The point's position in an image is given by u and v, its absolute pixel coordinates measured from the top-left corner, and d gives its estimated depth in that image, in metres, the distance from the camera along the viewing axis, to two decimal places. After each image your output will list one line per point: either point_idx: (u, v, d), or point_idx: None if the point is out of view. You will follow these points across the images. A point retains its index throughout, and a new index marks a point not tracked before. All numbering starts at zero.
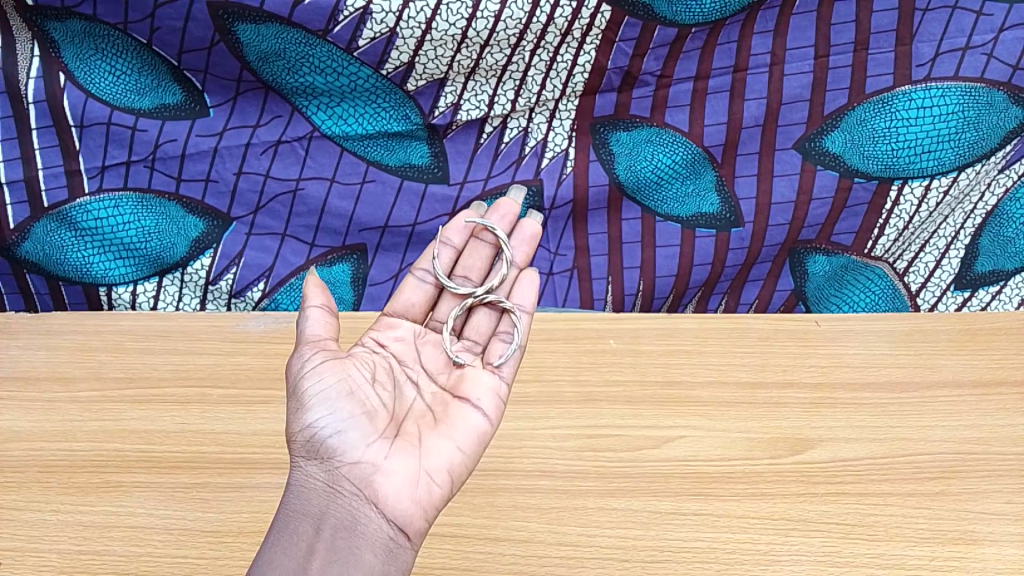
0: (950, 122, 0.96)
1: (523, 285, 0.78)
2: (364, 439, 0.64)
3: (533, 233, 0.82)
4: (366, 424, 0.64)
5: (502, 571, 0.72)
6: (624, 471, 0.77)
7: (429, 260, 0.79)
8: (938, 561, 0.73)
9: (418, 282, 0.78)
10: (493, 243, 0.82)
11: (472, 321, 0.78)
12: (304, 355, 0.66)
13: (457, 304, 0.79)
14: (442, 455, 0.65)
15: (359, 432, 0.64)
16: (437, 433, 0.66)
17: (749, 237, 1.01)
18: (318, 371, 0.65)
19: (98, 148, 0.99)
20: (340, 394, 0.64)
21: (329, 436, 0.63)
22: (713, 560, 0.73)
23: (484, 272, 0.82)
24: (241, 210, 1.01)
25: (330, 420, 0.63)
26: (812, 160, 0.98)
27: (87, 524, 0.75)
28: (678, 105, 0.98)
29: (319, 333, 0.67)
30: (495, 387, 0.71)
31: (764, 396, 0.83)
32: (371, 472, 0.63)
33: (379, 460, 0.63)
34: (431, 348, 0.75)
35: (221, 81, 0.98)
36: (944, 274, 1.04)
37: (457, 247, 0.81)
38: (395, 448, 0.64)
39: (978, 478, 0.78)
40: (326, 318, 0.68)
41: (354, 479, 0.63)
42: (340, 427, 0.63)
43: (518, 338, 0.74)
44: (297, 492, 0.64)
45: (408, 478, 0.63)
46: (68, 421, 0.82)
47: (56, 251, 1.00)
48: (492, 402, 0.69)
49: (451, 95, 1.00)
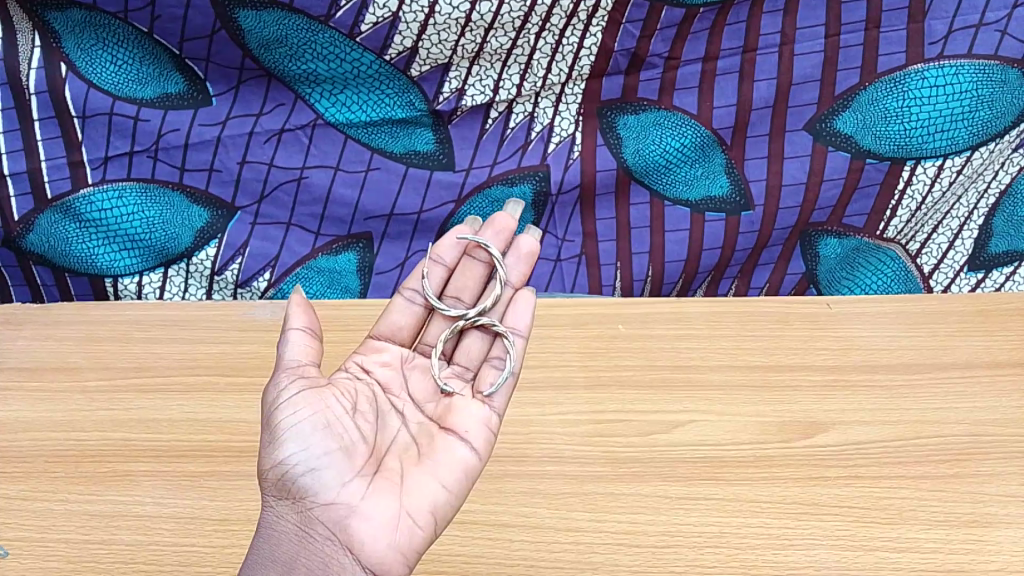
0: (963, 100, 0.95)
1: (518, 309, 0.76)
2: (339, 479, 0.63)
3: (531, 251, 0.80)
4: (341, 462, 0.63)
5: (512, 557, 0.71)
6: (635, 456, 0.76)
7: (419, 279, 0.77)
8: (953, 543, 0.72)
9: (406, 303, 0.77)
10: (487, 261, 0.80)
11: (463, 345, 0.77)
12: (282, 383, 0.65)
13: (448, 326, 0.77)
14: (423, 495, 0.64)
15: (333, 472, 0.63)
16: (419, 471, 0.65)
17: (759, 221, 0.99)
18: (293, 402, 0.64)
19: (101, 139, 0.98)
20: (314, 429, 0.63)
21: (301, 475, 0.62)
22: (725, 545, 0.71)
23: (478, 291, 0.80)
24: (245, 200, 1.00)
25: (304, 458, 0.62)
26: (824, 141, 0.97)
27: (94, 514, 0.75)
28: (687, 87, 0.97)
29: (299, 358, 0.67)
30: (485, 419, 0.70)
31: (776, 379, 0.82)
32: (346, 514, 0.62)
33: (355, 501, 0.62)
34: (418, 373, 0.74)
35: (223, 69, 0.97)
36: (957, 255, 1.02)
37: (449, 266, 0.80)
38: (373, 488, 0.63)
39: (994, 460, 0.77)
40: (308, 341, 0.68)
41: (329, 522, 0.62)
42: (315, 466, 0.62)
43: (511, 364, 0.72)
44: (272, 530, 0.63)
45: (386, 522, 0.62)
46: (75, 410, 0.81)
47: (62, 243, 1.00)
48: (481, 435, 0.68)
49: (456, 80, 0.98)
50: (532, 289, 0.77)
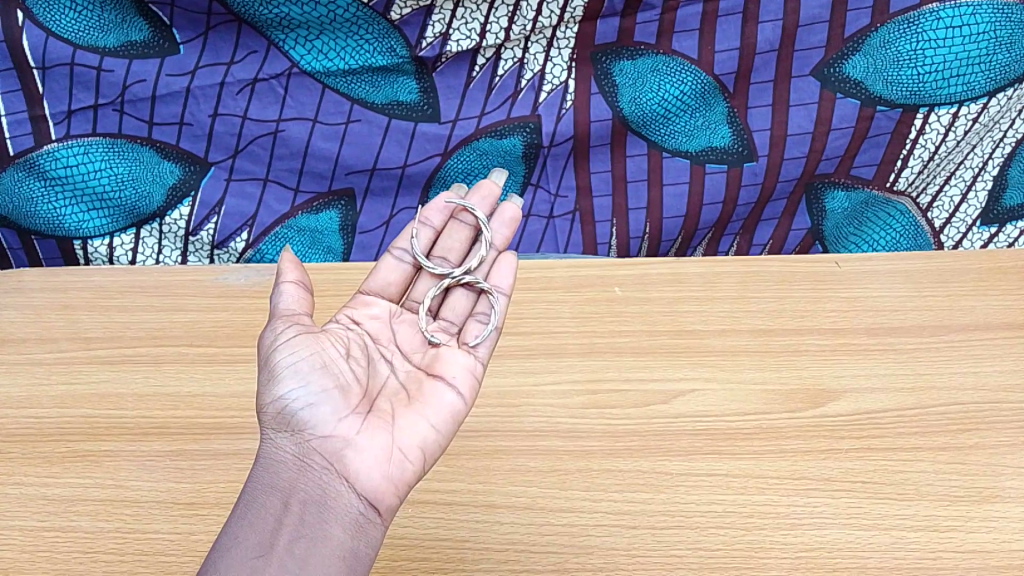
0: (981, 42, 0.88)
1: (501, 266, 0.71)
2: (336, 414, 0.57)
3: (515, 218, 0.75)
4: (338, 399, 0.58)
5: (500, 541, 0.66)
6: (632, 429, 0.72)
7: (408, 239, 0.71)
8: (974, 521, 0.67)
9: (395, 261, 0.71)
10: (474, 225, 0.75)
11: (449, 301, 0.71)
12: (278, 328, 0.59)
13: (435, 284, 0.72)
14: (416, 430, 0.58)
15: (330, 407, 0.57)
16: (411, 409, 0.59)
17: (763, 172, 0.94)
18: (290, 343, 0.58)
19: (63, 92, 0.91)
20: (312, 367, 0.58)
21: (298, 409, 0.57)
22: (731, 525, 0.67)
23: (465, 253, 0.75)
24: (219, 154, 0.94)
25: (302, 393, 0.57)
26: (832, 87, 0.91)
27: (52, 498, 0.69)
28: (687, 29, 0.90)
29: (293, 307, 0.61)
30: (469, 366, 0.64)
31: (778, 343, 0.77)
32: (342, 447, 0.56)
33: (350, 435, 0.57)
34: (407, 327, 0.68)
35: (191, 14, 0.90)
36: (970, 208, 0.97)
37: (436, 228, 0.74)
38: (368, 423, 0.58)
39: (1014, 428, 0.73)
40: (301, 294, 0.62)
41: (324, 453, 0.56)
42: (312, 400, 0.57)
43: (495, 319, 0.67)
44: (267, 463, 0.57)
45: (382, 453, 0.56)
46: (35, 385, 0.76)
47: (26, 203, 0.94)
48: (467, 381, 0.62)
49: (440, 24, 0.91)
50: (514, 252, 0.71)
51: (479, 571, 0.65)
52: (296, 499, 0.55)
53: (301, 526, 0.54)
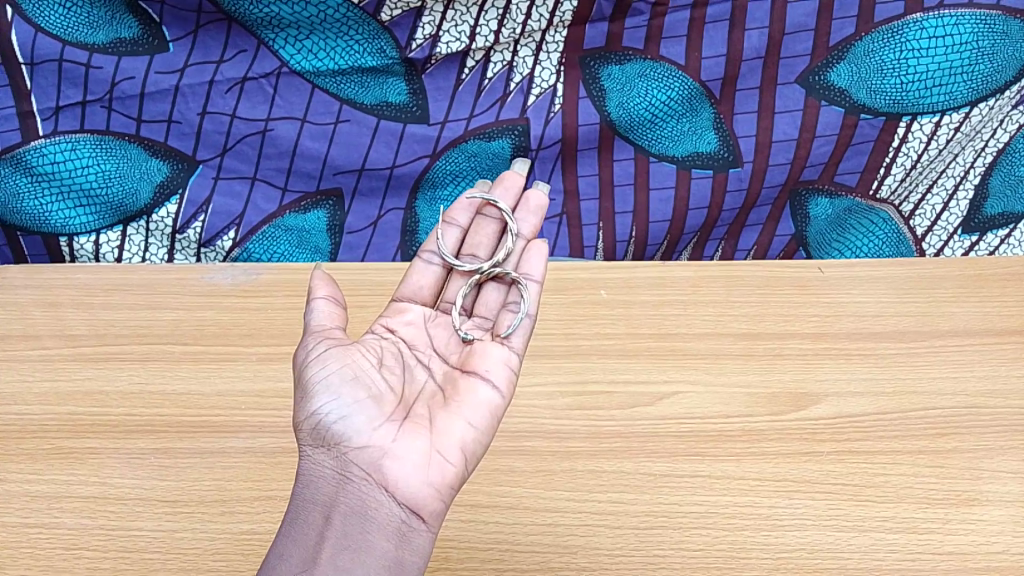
0: (963, 53, 0.90)
1: (530, 253, 0.70)
2: (371, 423, 0.57)
3: (541, 204, 0.74)
4: (372, 407, 0.58)
5: (485, 540, 0.67)
6: (616, 430, 0.73)
7: (435, 241, 0.72)
8: (953, 523, 0.68)
9: (425, 264, 0.71)
10: (500, 218, 0.74)
11: (482, 297, 0.71)
12: (311, 344, 0.60)
13: (466, 281, 0.71)
14: (453, 432, 0.58)
15: (365, 416, 0.57)
16: (447, 410, 0.59)
17: (748, 177, 0.95)
18: (321, 358, 0.59)
19: (52, 88, 0.91)
20: (343, 379, 0.58)
21: (332, 422, 0.57)
22: (713, 526, 0.67)
23: (494, 248, 0.74)
24: (207, 153, 0.94)
25: (334, 406, 0.57)
26: (816, 95, 0.92)
27: (35, 495, 0.69)
28: (675, 35, 0.91)
29: (326, 322, 0.62)
30: (505, 359, 0.63)
31: (762, 348, 0.78)
32: (379, 456, 0.56)
33: (387, 443, 0.57)
34: (443, 330, 0.68)
35: (180, 12, 0.90)
36: (952, 216, 0.99)
37: (464, 227, 0.74)
38: (404, 429, 0.58)
39: (992, 433, 0.74)
40: (334, 308, 0.63)
41: (363, 463, 0.56)
42: (345, 411, 0.57)
43: (525, 306, 0.67)
44: (308, 476, 0.58)
45: (419, 459, 0.56)
46: (18, 382, 0.76)
47: (12, 199, 0.94)
48: (503, 374, 0.62)
49: (429, 25, 0.91)
50: (545, 240, 0.70)
51: (463, 570, 0.65)
52: (337, 512, 0.56)
53: (343, 538, 0.55)
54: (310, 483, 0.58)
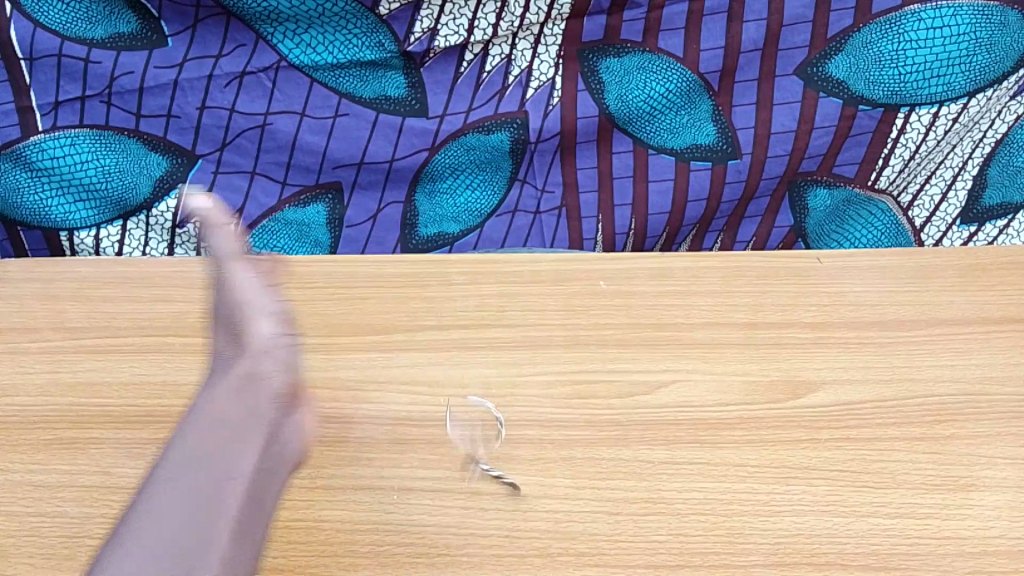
0: (961, 43, 0.92)
1: None
2: (207, 422, 0.60)
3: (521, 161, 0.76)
4: (226, 411, 0.61)
5: (485, 527, 0.66)
6: (614, 418, 0.73)
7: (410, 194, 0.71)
8: (951, 508, 0.68)
9: None
10: None
11: None
12: (235, 274, 0.69)
13: None
14: (272, 458, 0.62)
15: (210, 418, 0.60)
16: None
17: (747, 169, 0.99)
18: (238, 288, 0.68)
19: (50, 83, 0.91)
20: (235, 358, 0.65)
21: (191, 416, 0.60)
22: (711, 511, 0.67)
23: None
24: (206, 147, 0.95)
25: (234, 376, 0.64)
26: (814, 86, 0.95)
27: (38, 485, 0.69)
28: (672, 27, 0.92)
29: (218, 224, 0.70)
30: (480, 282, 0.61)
31: (762, 336, 0.79)
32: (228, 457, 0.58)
33: (248, 440, 0.60)
34: None
35: (179, 7, 0.90)
36: (950, 207, 1.03)
37: None
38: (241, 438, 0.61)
39: (988, 419, 0.74)
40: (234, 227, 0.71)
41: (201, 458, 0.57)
42: (198, 408, 0.61)
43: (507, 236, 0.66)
44: (160, 476, 0.56)
45: (251, 483, 0.59)
46: (20, 374, 0.77)
47: (12, 194, 0.95)
48: None
49: (428, 19, 0.92)
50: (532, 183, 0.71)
51: (463, 556, 0.65)
52: (200, 495, 0.55)
53: (241, 511, 0.56)
54: (188, 463, 0.57)
